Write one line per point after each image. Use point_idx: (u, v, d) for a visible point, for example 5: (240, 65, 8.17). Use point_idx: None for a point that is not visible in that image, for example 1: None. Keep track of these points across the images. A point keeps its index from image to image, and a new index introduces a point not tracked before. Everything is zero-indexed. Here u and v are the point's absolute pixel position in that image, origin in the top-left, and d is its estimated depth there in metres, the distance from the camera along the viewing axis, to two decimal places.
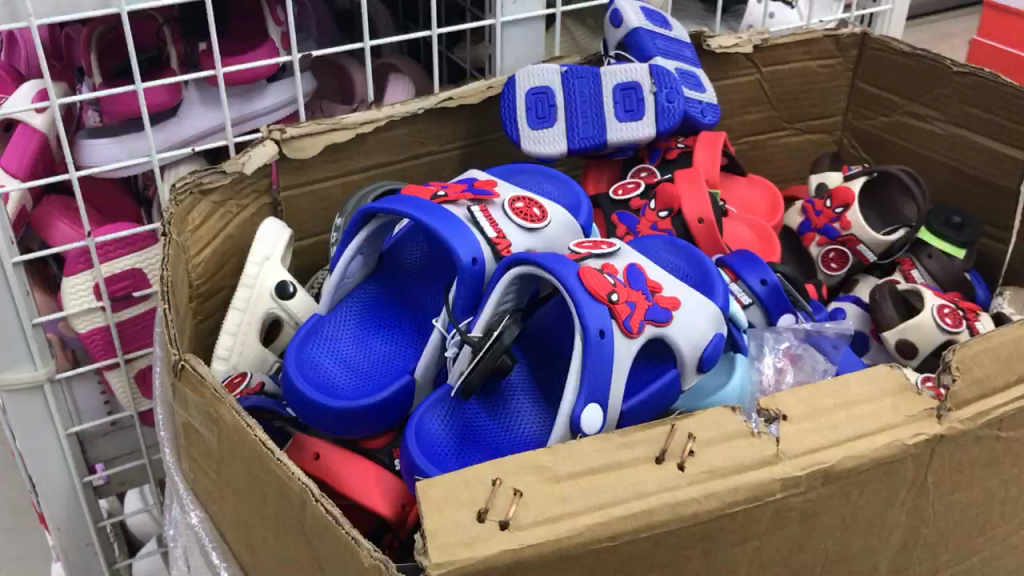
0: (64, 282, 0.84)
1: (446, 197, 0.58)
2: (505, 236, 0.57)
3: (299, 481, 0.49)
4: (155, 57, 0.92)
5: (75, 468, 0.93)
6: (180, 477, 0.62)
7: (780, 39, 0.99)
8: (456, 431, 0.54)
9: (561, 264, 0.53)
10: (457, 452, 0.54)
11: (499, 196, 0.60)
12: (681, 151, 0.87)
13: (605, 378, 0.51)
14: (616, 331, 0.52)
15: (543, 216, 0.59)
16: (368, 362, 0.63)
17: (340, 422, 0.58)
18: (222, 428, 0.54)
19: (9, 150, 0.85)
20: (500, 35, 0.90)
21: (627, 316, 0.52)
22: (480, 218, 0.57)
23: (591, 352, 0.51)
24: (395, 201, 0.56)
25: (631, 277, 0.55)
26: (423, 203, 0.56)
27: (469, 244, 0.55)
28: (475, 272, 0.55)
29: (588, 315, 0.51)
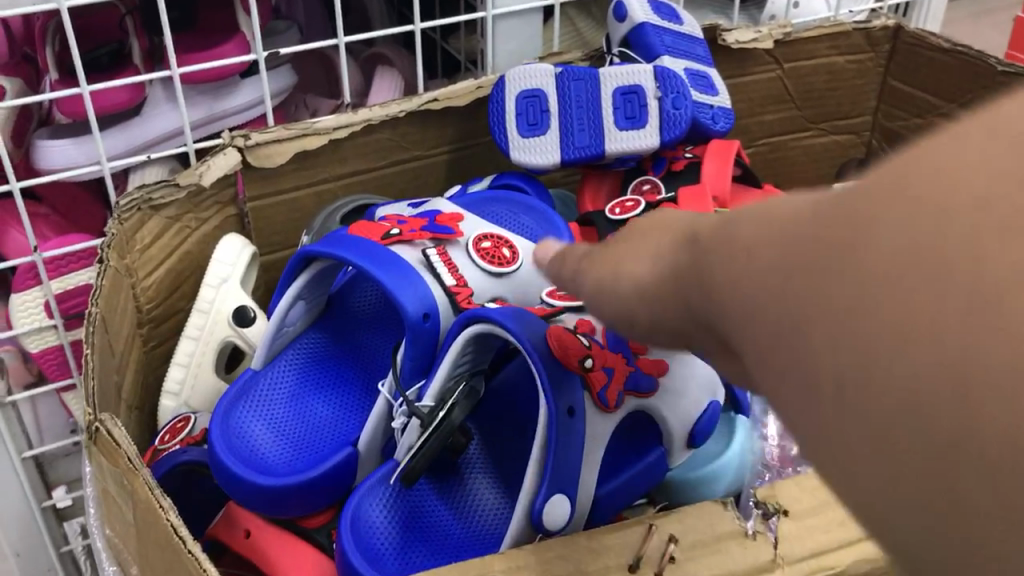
0: (12, 299, 0.78)
1: (401, 237, 0.61)
2: (463, 283, 0.60)
3: None
4: (116, 51, 0.84)
5: (32, 492, 0.87)
6: (104, 543, 0.54)
7: (804, 33, 0.90)
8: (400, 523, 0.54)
9: (520, 324, 0.50)
10: (394, 549, 0.53)
11: (464, 234, 0.63)
12: (689, 162, 0.78)
13: (575, 463, 0.49)
14: (591, 406, 0.51)
15: (511, 259, 0.62)
16: (307, 430, 0.62)
17: (274, 502, 0.57)
18: (138, 505, 0.47)
19: None
20: (491, 29, 0.81)
21: (602, 386, 0.51)
22: (435, 262, 0.60)
23: (561, 433, 0.48)
24: (346, 248, 0.57)
25: (609, 339, 0.53)
26: (376, 252, 0.58)
27: (419, 296, 0.57)
28: (426, 328, 0.57)
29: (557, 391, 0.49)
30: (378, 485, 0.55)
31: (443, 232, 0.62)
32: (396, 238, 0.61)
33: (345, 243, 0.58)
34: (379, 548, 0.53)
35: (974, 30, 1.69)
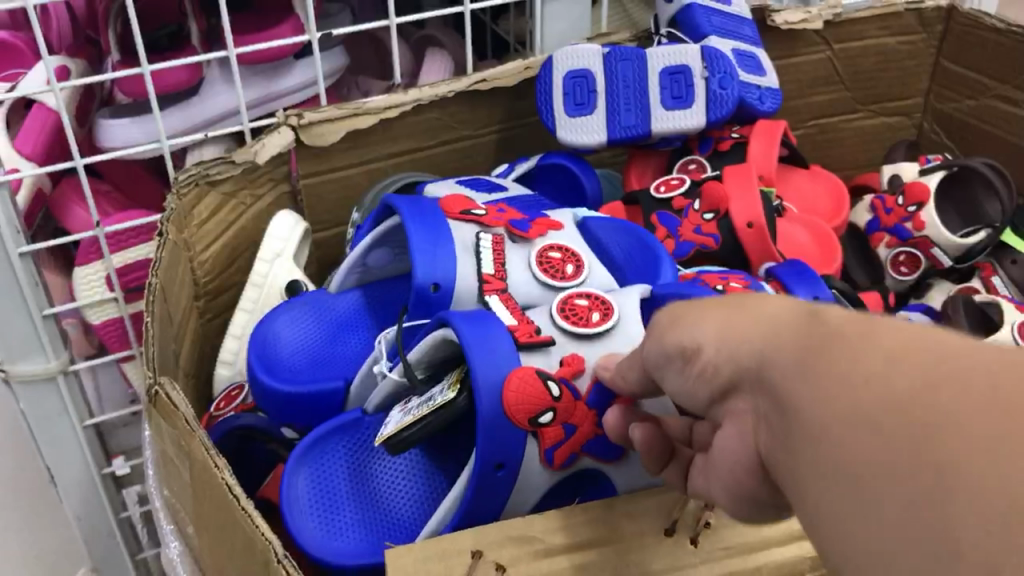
0: (75, 272, 0.81)
1: (476, 215, 0.65)
2: (503, 274, 0.62)
3: (263, 537, 0.44)
4: (176, 33, 0.86)
5: (93, 459, 0.90)
6: (161, 504, 0.56)
7: (855, 14, 0.90)
8: (361, 523, 0.60)
9: (479, 345, 0.52)
10: (342, 514, 0.60)
11: (536, 240, 0.64)
12: (735, 142, 0.78)
13: (493, 503, 0.54)
14: (535, 453, 0.53)
15: (572, 274, 0.62)
16: (330, 354, 0.70)
17: (280, 407, 0.66)
18: (194, 465, 0.49)
19: (23, 131, 0.83)
20: (539, 10, 0.82)
21: (554, 444, 0.52)
22: (484, 247, 0.63)
23: (479, 487, 0.52)
24: (406, 206, 0.65)
25: (593, 394, 0.53)
26: (422, 216, 0.64)
27: (444, 270, 0.61)
28: (439, 293, 0.62)
29: (492, 448, 0.52)
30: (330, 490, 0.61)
31: (519, 228, 0.65)
32: (467, 216, 0.65)
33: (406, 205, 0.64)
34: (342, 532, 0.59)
35: None
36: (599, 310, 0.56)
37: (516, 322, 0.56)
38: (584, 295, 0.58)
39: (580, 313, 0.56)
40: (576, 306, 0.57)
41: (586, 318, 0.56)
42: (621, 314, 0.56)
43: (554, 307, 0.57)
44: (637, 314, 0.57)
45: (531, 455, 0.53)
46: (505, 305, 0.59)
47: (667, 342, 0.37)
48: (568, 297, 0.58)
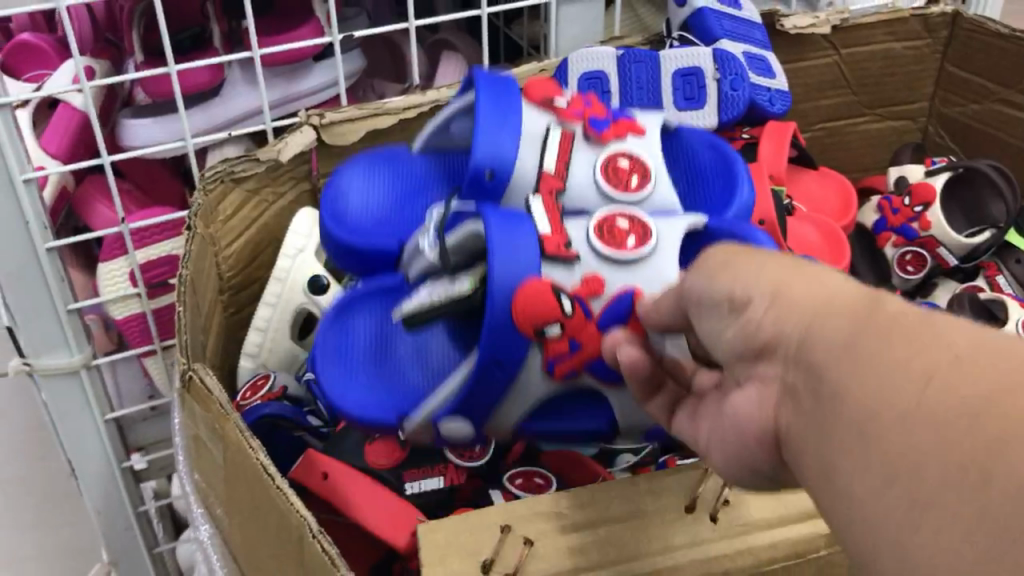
0: (99, 267, 0.83)
1: (557, 108, 0.69)
2: (563, 170, 0.66)
3: (298, 514, 0.45)
4: (198, 34, 0.89)
5: (113, 452, 0.91)
6: (191, 488, 0.58)
7: (862, 19, 0.91)
8: (373, 388, 0.65)
9: (501, 242, 0.55)
10: (361, 373, 0.67)
11: (608, 146, 0.67)
12: (746, 142, 0.80)
13: (488, 401, 0.58)
14: (539, 359, 0.57)
15: (629, 183, 0.65)
16: (392, 213, 0.76)
17: (338, 246, 0.74)
18: (228, 447, 0.51)
19: (49, 130, 0.85)
20: (554, 14, 0.84)
21: (555, 356, 0.56)
22: (552, 139, 0.67)
23: (477, 384, 0.57)
24: (485, 90, 0.68)
25: (612, 307, 0.56)
26: (496, 99, 0.68)
27: (498, 155, 0.66)
28: (491, 174, 0.66)
29: (494, 350, 0.56)
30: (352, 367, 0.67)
31: (594, 129, 0.68)
32: (545, 106, 0.69)
33: (485, 89, 0.68)
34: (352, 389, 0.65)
35: None
36: (637, 234, 0.59)
37: (550, 232, 0.58)
38: (627, 217, 0.60)
39: (616, 233, 0.59)
40: (615, 227, 0.59)
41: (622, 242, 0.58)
42: (657, 241, 0.58)
43: (593, 223, 0.60)
44: (672, 246, 0.58)
45: (534, 362, 0.57)
46: (544, 208, 0.61)
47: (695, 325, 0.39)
48: (609, 215, 0.60)
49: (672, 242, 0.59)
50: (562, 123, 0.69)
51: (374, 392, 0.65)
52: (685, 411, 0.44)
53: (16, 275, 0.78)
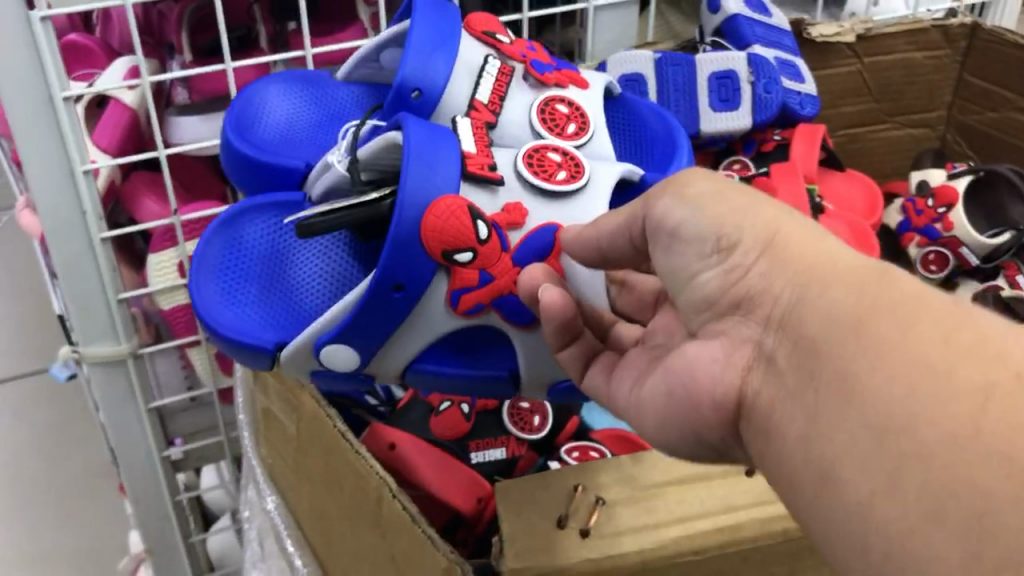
0: (150, 259, 0.86)
1: (504, 44, 0.67)
2: (497, 104, 0.64)
3: (377, 475, 0.48)
4: (245, 35, 0.91)
5: (155, 442, 0.93)
6: (258, 460, 0.64)
7: (884, 29, 0.94)
8: (261, 305, 0.60)
9: (424, 151, 0.52)
10: (250, 290, 0.61)
11: (546, 80, 0.66)
12: (778, 144, 0.84)
13: (380, 327, 0.54)
14: (443, 283, 0.54)
15: (563, 125, 0.64)
16: (297, 137, 0.72)
17: (244, 168, 0.69)
18: (302, 415, 0.57)
19: (100, 126, 0.85)
20: (592, 19, 0.87)
21: (462, 285, 0.54)
22: (490, 70, 0.65)
23: (372, 299, 0.53)
24: (426, 4, 0.65)
25: (530, 240, 0.55)
26: (437, 21, 0.65)
27: (433, 79, 0.63)
28: (420, 101, 0.63)
29: (393, 268, 0.52)
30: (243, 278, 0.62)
31: (535, 70, 0.66)
32: (488, 39, 0.67)
33: (427, 6, 0.65)
34: (239, 302, 0.60)
35: None
36: (568, 169, 0.58)
37: (474, 151, 0.56)
38: (559, 151, 0.59)
39: (547, 166, 0.57)
40: (546, 159, 0.58)
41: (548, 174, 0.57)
42: (589, 178, 0.57)
43: (523, 153, 0.58)
44: (605, 184, 0.58)
45: (436, 290, 0.54)
46: (472, 130, 0.59)
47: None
48: (545, 146, 0.59)
49: (605, 180, 0.58)
50: (501, 58, 0.67)
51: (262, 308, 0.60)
52: (600, 367, 0.50)
53: (69, 264, 0.80)
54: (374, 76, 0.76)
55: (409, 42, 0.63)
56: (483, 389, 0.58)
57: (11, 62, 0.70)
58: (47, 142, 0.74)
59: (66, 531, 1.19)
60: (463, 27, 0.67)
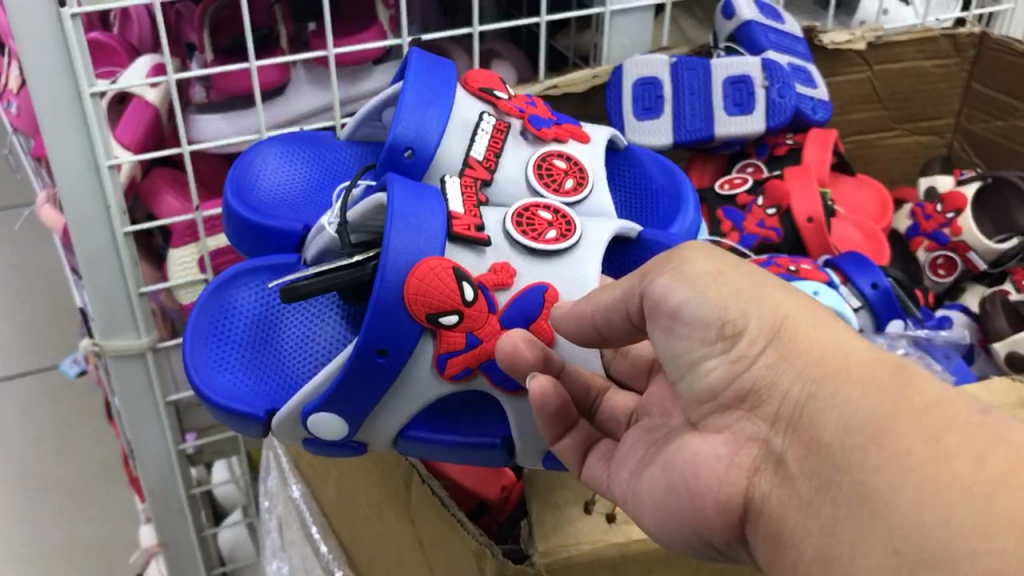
0: (171, 254, 0.87)
1: (501, 100, 0.68)
2: (492, 160, 0.64)
3: (407, 462, 0.56)
4: (266, 35, 0.92)
5: (171, 436, 0.94)
6: (284, 454, 0.71)
7: (896, 37, 0.96)
8: (252, 373, 0.61)
9: (405, 214, 0.52)
10: (242, 355, 0.62)
11: (545, 137, 0.67)
12: (790, 148, 0.86)
13: (365, 394, 0.53)
14: (429, 350, 0.52)
15: (565, 184, 0.64)
16: (294, 199, 0.74)
17: (241, 232, 0.71)
18: None
19: (123, 122, 0.84)
20: (608, 24, 0.88)
21: (449, 349, 0.52)
22: (486, 127, 0.66)
23: (356, 363, 0.52)
24: (422, 61, 0.66)
25: (521, 301, 0.53)
26: (431, 79, 0.65)
27: (422, 136, 0.63)
28: (410, 160, 0.63)
29: (372, 332, 0.51)
30: (235, 343, 0.63)
31: (532, 125, 0.67)
32: (485, 95, 0.68)
33: (421, 61, 0.66)
34: (230, 369, 0.61)
35: None
36: (559, 228, 0.56)
37: (463, 213, 0.55)
38: (551, 210, 0.57)
39: (536, 223, 0.56)
40: (537, 217, 0.56)
41: (536, 232, 0.55)
42: (581, 234, 0.56)
43: (514, 209, 0.57)
44: (598, 240, 0.56)
45: (424, 355, 0.52)
46: (461, 190, 0.58)
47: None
48: (537, 204, 0.58)
49: (595, 234, 0.56)
50: (498, 114, 0.67)
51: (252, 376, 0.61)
52: (597, 455, 0.50)
53: (93, 259, 0.81)
54: (375, 133, 0.77)
55: (402, 100, 0.64)
56: (475, 457, 0.56)
57: (40, 59, 0.71)
58: (75, 138, 0.75)
59: (75, 526, 1.20)
60: (460, 84, 0.68)
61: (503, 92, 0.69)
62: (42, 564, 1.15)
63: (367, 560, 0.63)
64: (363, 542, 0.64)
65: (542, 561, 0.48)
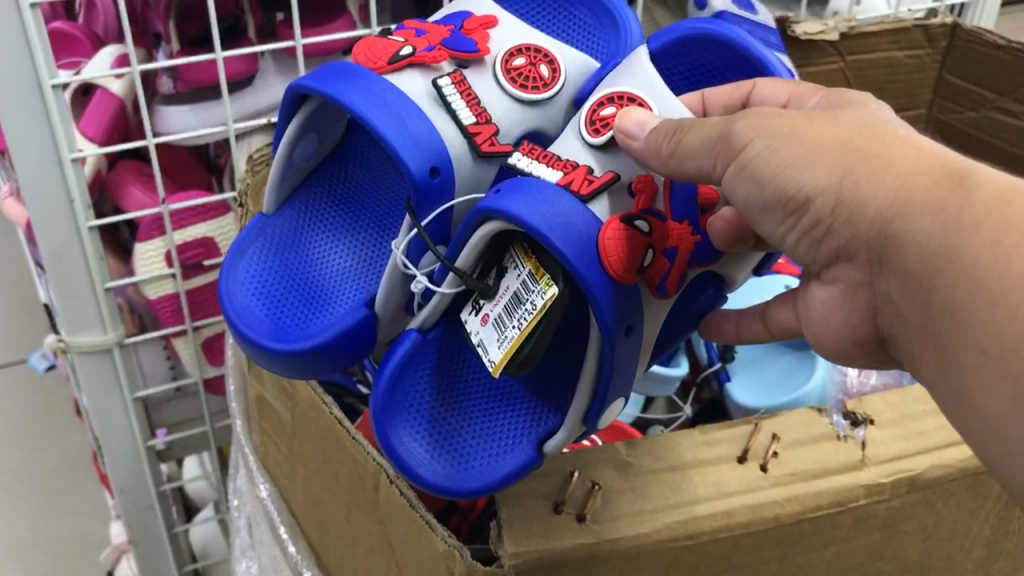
0: (137, 248, 0.85)
1: (412, 55, 0.59)
2: (483, 113, 0.59)
3: (373, 462, 0.54)
4: (234, 26, 0.88)
5: (141, 433, 0.93)
6: (252, 451, 0.70)
7: (868, 27, 0.96)
8: (446, 454, 0.55)
9: (542, 219, 0.48)
10: (433, 452, 0.54)
11: (489, 53, 0.62)
12: None
13: (627, 368, 0.51)
14: (649, 293, 0.51)
15: (541, 82, 0.62)
16: (295, 282, 0.64)
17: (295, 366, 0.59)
18: (297, 406, 0.62)
19: (87, 115, 0.82)
20: None
21: (664, 276, 0.51)
22: (446, 93, 0.58)
23: (618, 351, 0.50)
24: (353, 87, 0.56)
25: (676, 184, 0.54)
26: (340, 77, 0.57)
27: (424, 158, 0.55)
28: (437, 177, 0.56)
29: (620, 316, 0.49)
30: (409, 425, 0.55)
31: (467, 53, 0.60)
32: (401, 64, 0.59)
33: (354, 87, 0.56)
34: (442, 473, 0.53)
35: (1009, 25, 1.73)
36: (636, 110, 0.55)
37: (562, 176, 0.52)
38: (609, 102, 0.56)
39: None
40: (605, 117, 0.55)
41: (612, 126, 0.55)
42: (653, 101, 0.56)
43: (589, 130, 0.55)
44: (669, 95, 0.56)
45: (647, 298, 0.51)
46: (530, 159, 0.54)
47: (812, 267, 0.48)
48: (593, 106, 0.56)
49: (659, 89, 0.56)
50: (434, 74, 0.59)
51: (449, 466, 0.54)
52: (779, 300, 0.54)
53: (57, 253, 0.79)
54: (292, 185, 0.67)
55: (385, 135, 0.55)
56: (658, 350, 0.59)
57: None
58: (38, 129, 0.74)
59: (45, 524, 1.18)
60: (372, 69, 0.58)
61: (401, 47, 0.60)
62: (10, 562, 1.13)
63: (336, 560, 0.63)
64: (329, 543, 0.63)
65: (511, 563, 0.48)
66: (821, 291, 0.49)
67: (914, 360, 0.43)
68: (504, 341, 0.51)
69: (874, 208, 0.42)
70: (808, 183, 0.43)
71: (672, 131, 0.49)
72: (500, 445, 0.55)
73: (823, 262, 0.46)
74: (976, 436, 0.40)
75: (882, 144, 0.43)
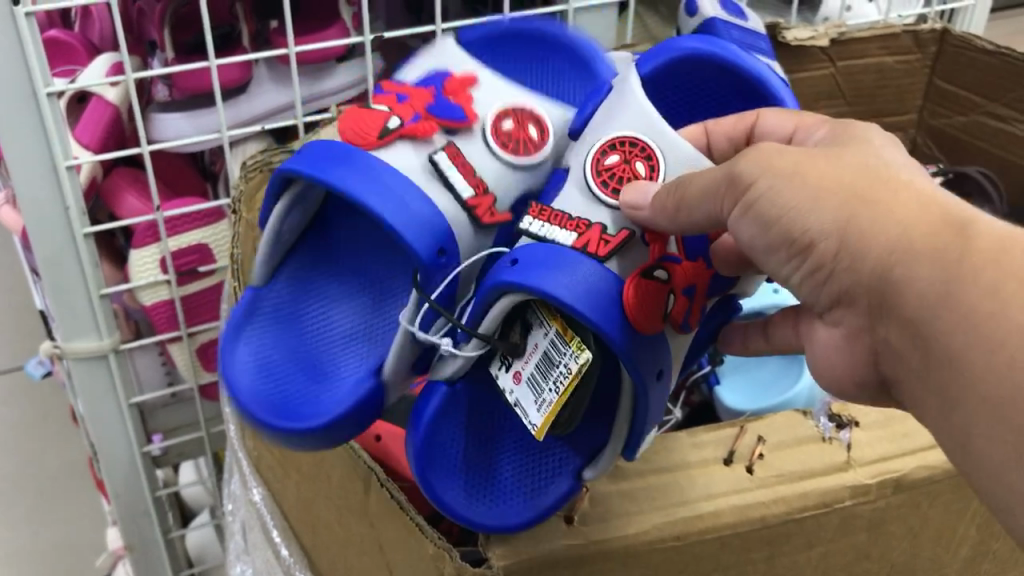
0: (132, 254, 0.85)
1: (401, 129, 0.59)
2: (478, 186, 0.60)
3: (365, 463, 0.55)
4: (227, 33, 0.89)
5: (136, 438, 0.93)
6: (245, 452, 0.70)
7: (858, 33, 0.96)
8: (483, 495, 0.54)
9: (568, 286, 0.48)
10: (472, 499, 0.53)
11: (478, 119, 0.62)
12: None
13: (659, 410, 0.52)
14: (672, 332, 0.52)
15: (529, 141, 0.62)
16: (297, 354, 0.63)
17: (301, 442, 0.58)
18: None
19: (81, 122, 0.83)
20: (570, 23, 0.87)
21: (686, 313, 0.52)
22: (439, 165, 0.59)
23: (653, 398, 0.51)
24: (346, 170, 0.56)
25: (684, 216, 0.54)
26: (331, 159, 0.57)
27: (427, 239, 0.55)
28: (443, 255, 0.56)
29: (653, 362, 0.50)
30: (445, 472, 0.54)
31: (457, 121, 0.61)
32: (391, 137, 0.59)
33: (347, 170, 0.56)
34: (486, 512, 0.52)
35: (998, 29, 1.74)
36: (636, 156, 0.55)
37: (577, 237, 0.52)
38: (609, 149, 0.56)
39: (624, 172, 0.55)
40: (608, 167, 0.55)
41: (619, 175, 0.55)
42: (653, 141, 0.55)
43: (594, 183, 0.55)
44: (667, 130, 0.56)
45: (671, 337, 0.52)
46: (540, 217, 0.54)
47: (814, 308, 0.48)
48: (594, 156, 0.56)
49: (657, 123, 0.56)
50: (426, 146, 0.60)
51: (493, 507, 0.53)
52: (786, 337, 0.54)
53: (52, 261, 0.80)
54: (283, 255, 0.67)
55: (385, 218, 0.55)
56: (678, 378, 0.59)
57: None
58: (32, 137, 0.74)
59: (42, 529, 1.18)
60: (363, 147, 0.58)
61: (388, 119, 0.60)
62: (7, 567, 1.14)
63: (328, 561, 0.63)
64: (323, 547, 0.63)
65: (500, 562, 0.49)
66: (825, 330, 0.50)
67: (899, 362, 0.44)
68: (542, 405, 0.50)
69: (859, 215, 0.43)
70: (812, 223, 0.44)
71: (674, 189, 0.49)
72: (535, 486, 0.54)
73: (825, 303, 0.46)
74: (955, 436, 0.40)
75: (881, 180, 0.43)
